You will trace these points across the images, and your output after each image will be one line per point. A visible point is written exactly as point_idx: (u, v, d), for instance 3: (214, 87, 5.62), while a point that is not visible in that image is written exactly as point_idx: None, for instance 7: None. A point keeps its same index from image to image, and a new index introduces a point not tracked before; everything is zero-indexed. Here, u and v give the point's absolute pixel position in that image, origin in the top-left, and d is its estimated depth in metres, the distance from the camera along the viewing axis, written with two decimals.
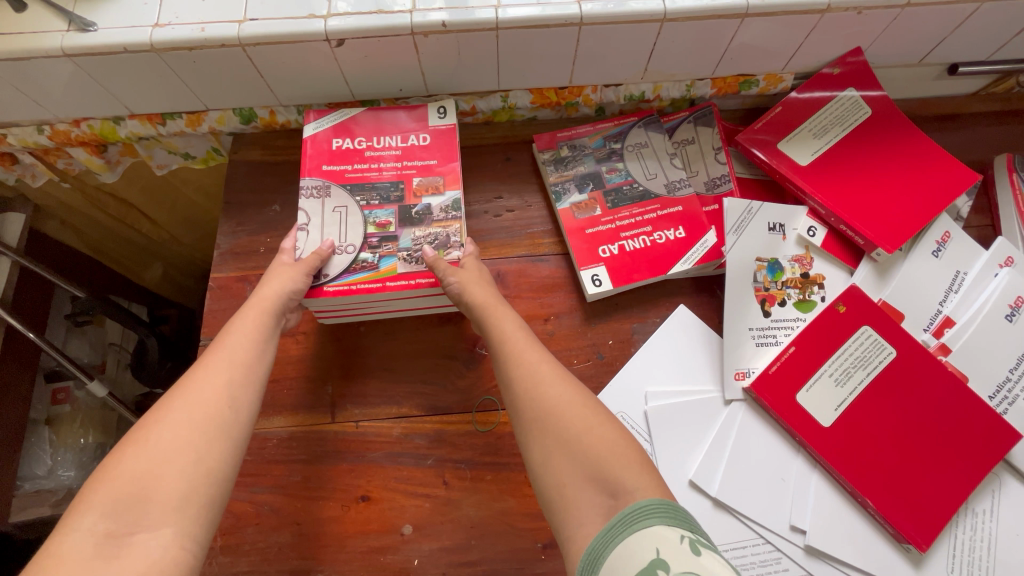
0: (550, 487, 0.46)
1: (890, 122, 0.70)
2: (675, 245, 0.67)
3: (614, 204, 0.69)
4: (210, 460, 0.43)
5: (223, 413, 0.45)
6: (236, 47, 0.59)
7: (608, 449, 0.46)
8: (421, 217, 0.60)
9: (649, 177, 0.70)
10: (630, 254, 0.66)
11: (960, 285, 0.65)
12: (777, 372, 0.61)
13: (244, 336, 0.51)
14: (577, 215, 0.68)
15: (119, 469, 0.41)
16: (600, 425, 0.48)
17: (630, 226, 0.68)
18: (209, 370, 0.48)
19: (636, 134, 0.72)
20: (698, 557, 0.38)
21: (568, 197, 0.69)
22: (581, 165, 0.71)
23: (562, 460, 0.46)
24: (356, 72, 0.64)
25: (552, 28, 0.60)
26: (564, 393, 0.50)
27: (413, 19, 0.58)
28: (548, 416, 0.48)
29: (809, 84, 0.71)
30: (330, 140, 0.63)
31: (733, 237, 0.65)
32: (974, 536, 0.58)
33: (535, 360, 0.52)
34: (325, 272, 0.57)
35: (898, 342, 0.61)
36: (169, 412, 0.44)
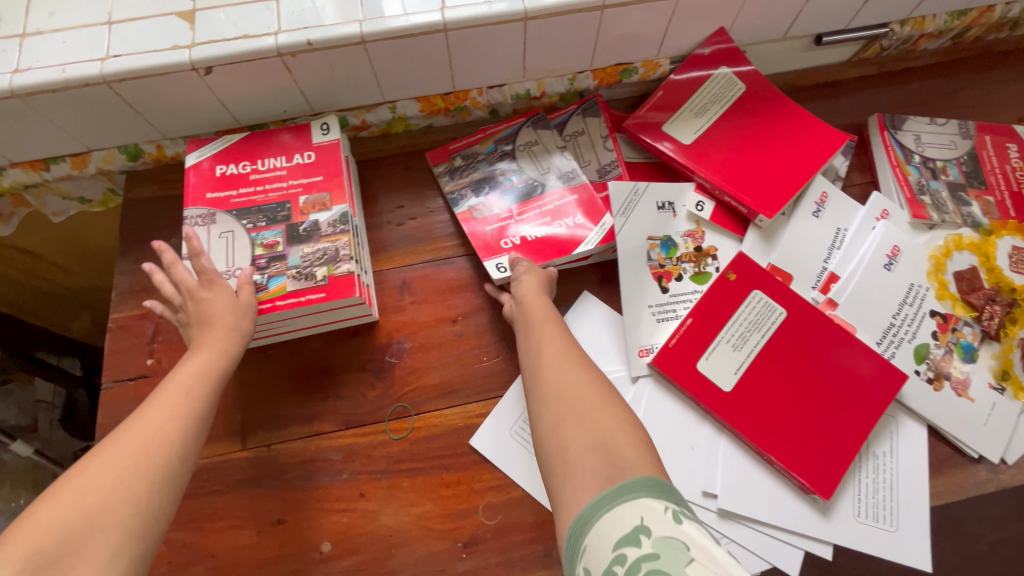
0: (554, 454, 0.46)
1: (764, 94, 0.73)
2: (575, 230, 0.67)
3: (511, 201, 0.70)
4: (149, 512, 0.41)
5: (169, 459, 0.44)
6: (101, 85, 0.59)
7: (618, 428, 0.46)
8: (309, 234, 0.60)
9: (543, 172, 0.71)
10: (530, 243, 0.67)
11: (842, 241, 0.68)
12: (677, 344, 0.63)
13: (193, 374, 0.50)
14: (480, 216, 0.69)
15: (47, 515, 0.38)
16: (615, 408, 0.48)
17: (529, 219, 0.68)
18: (157, 413, 0.46)
19: (525, 134, 0.74)
20: (681, 525, 0.38)
21: (464, 202, 0.71)
22: (475, 171, 0.73)
23: (568, 432, 0.46)
24: (234, 98, 0.64)
25: (419, 37, 0.61)
26: (586, 374, 0.51)
27: (277, 40, 0.59)
28: (563, 392, 0.49)
29: (685, 66, 0.74)
30: (214, 168, 0.62)
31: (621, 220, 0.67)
32: (877, 478, 0.60)
33: (563, 348, 0.53)
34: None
35: (787, 303, 0.64)
36: (109, 455, 0.43)
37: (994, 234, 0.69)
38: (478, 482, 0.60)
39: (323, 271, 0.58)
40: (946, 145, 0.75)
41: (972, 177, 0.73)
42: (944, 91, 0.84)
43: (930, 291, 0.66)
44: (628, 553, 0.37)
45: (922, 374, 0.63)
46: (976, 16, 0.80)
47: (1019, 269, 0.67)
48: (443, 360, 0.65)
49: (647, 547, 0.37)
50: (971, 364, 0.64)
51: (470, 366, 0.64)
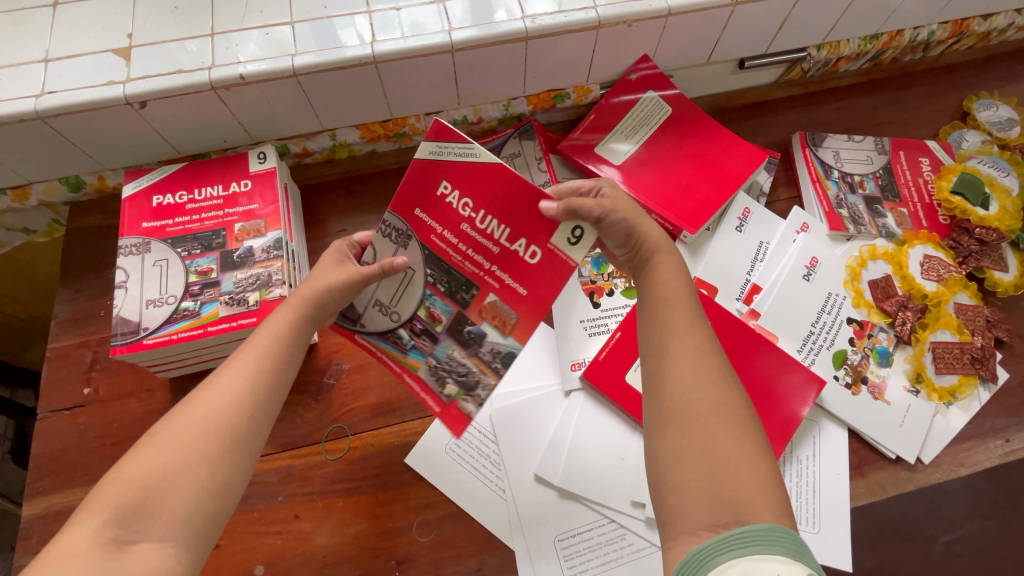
0: (666, 478, 0.41)
1: (689, 116, 0.77)
2: (476, 190, 0.51)
3: (468, 273, 0.54)
4: (222, 473, 0.41)
5: (240, 421, 0.43)
6: (36, 120, 0.60)
7: (751, 472, 0.39)
8: (242, 260, 0.61)
9: (412, 283, 0.54)
10: (517, 230, 0.51)
11: (764, 254, 0.71)
12: (606, 357, 0.65)
13: (275, 330, 0.48)
14: (519, 314, 0.54)
15: (134, 467, 0.40)
16: (750, 435, 0.41)
17: (489, 242, 0.52)
18: (231, 371, 0.45)
19: (377, 318, 0.56)
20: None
21: (494, 335, 0.55)
22: (454, 356, 0.55)
23: (689, 463, 0.40)
24: (172, 130, 0.66)
25: (350, 68, 0.64)
26: (721, 389, 0.42)
27: (210, 74, 0.61)
28: (687, 409, 0.42)
29: (614, 90, 0.77)
30: (151, 198, 0.64)
31: (466, 148, 0.50)
32: (800, 481, 0.62)
33: (697, 342, 0.44)
34: (142, 326, 0.58)
35: (711, 314, 0.66)
36: (190, 411, 0.43)
37: (907, 244, 0.73)
38: (413, 499, 0.61)
39: (255, 297, 0.60)
40: (863, 160, 0.79)
41: (887, 190, 0.77)
42: (863, 109, 0.89)
43: (847, 299, 0.69)
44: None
45: (841, 379, 0.66)
46: (887, 40, 0.85)
47: (930, 276, 0.71)
48: (381, 380, 0.66)
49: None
50: (887, 368, 0.67)
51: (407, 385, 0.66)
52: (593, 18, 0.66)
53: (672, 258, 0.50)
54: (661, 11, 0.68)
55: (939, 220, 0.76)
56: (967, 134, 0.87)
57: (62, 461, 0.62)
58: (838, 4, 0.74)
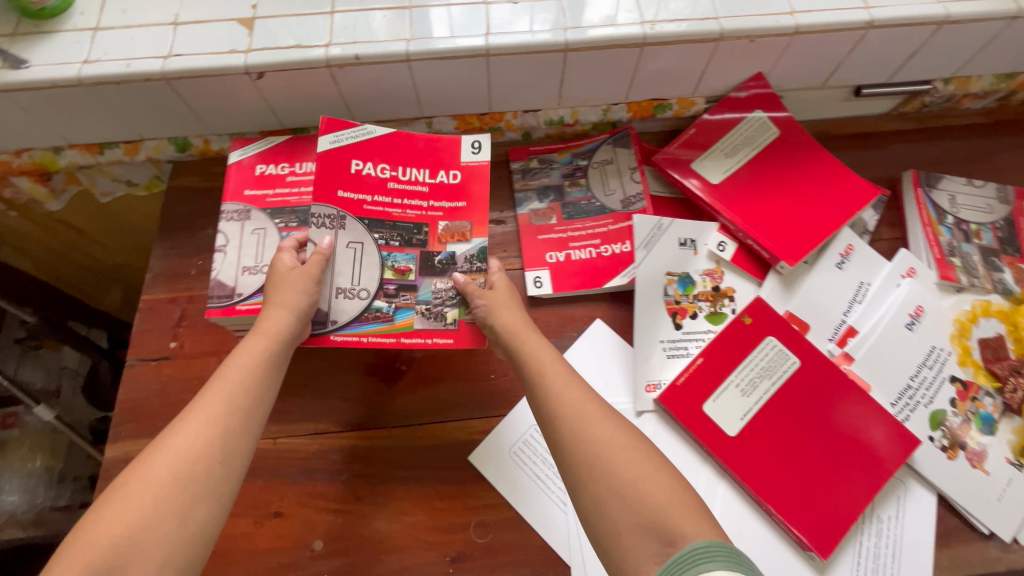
0: (603, 530, 0.45)
1: (796, 141, 0.73)
2: (373, 157, 0.64)
3: (406, 218, 0.64)
4: (192, 521, 0.43)
5: (207, 468, 0.45)
6: (161, 81, 0.62)
7: (668, 498, 0.45)
8: (444, 267, 0.64)
9: (364, 254, 0.62)
10: (425, 165, 0.66)
11: (864, 296, 0.67)
12: (684, 383, 0.63)
13: (245, 372, 0.52)
14: (470, 221, 0.65)
15: (101, 526, 0.41)
16: (651, 461, 0.48)
17: (410, 184, 0.65)
18: (199, 416, 0.47)
19: (346, 307, 0.61)
20: None
21: (458, 250, 0.64)
22: (438, 286, 0.63)
23: (615, 508, 0.45)
24: (281, 102, 0.67)
25: (462, 59, 0.64)
26: (614, 434, 0.49)
27: (327, 52, 0.62)
28: (598, 457, 0.48)
29: (720, 107, 0.74)
30: (308, 162, 0.66)
31: (359, 134, 0.64)
32: (879, 543, 0.59)
33: (578, 395, 0.52)
34: (237, 292, 0.60)
35: (801, 352, 0.63)
36: (154, 461, 0.44)
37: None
38: (473, 498, 0.60)
39: (453, 314, 0.62)
40: (982, 208, 0.74)
41: (1007, 243, 0.72)
42: (985, 152, 0.82)
43: (952, 356, 0.64)
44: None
45: (936, 441, 0.61)
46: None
47: None
48: (452, 374, 0.65)
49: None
50: (989, 436, 0.62)
51: (477, 382, 0.65)
52: (713, 30, 0.64)
53: (533, 328, 0.59)
54: (788, 29, 0.64)
55: None
56: None
57: (144, 410, 0.64)
58: (981, 37, 0.69)
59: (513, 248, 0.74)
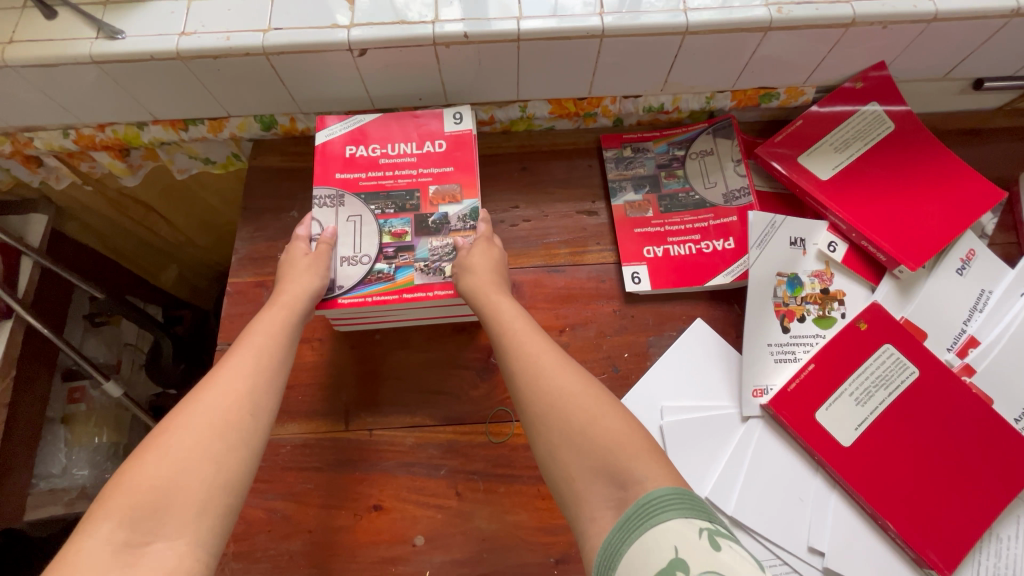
0: (559, 481, 0.45)
1: (913, 137, 0.69)
2: (361, 140, 0.63)
3: (398, 188, 0.61)
4: (229, 470, 0.41)
5: (244, 420, 0.43)
6: (260, 56, 0.59)
7: (622, 443, 0.44)
8: (438, 227, 0.59)
9: (360, 229, 0.59)
10: (411, 138, 0.63)
11: (985, 304, 0.63)
12: (795, 389, 0.60)
13: (268, 336, 0.49)
14: (459, 183, 0.61)
15: (138, 474, 0.38)
16: (607, 411, 0.46)
17: (401, 157, 0.62)
18: (230, 372, 0.45)
19: (348, 273, 0.56)
20: (718, 553, 0.35)
21: (448, 214, 0.60)
22: (434, 242, 0.58)
23: (569, 456, 0.45)
24: (377, 81, 0.64)
25: (573, 40, 0.60)
26: (568, 383, 0.48)
27: (434, 29, 0.58)
28: (552, 408, 0.47)
29: (831, 98, 0.70)
30: (344, 148, 0.62)
31: (351, 122, 0.63)
32: (999, 563, 0.56)
33: (538, 347, 0.51)
34: (337, 283, 0.56)
35: (921, 362, 0.60)
36: (188, 416, 0.42)
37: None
38: None
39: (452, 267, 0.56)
40: None
41: None
42: None
43: None
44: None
45: None
46: None
47: None
48: None
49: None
50: None
51: None
52: (846, 14, 0.59)
53: (502, 283, 0.56)
54: (926, 15, 0.60)
55: None
56: None
57: None
58: None
59: (606, 241, 0.71)
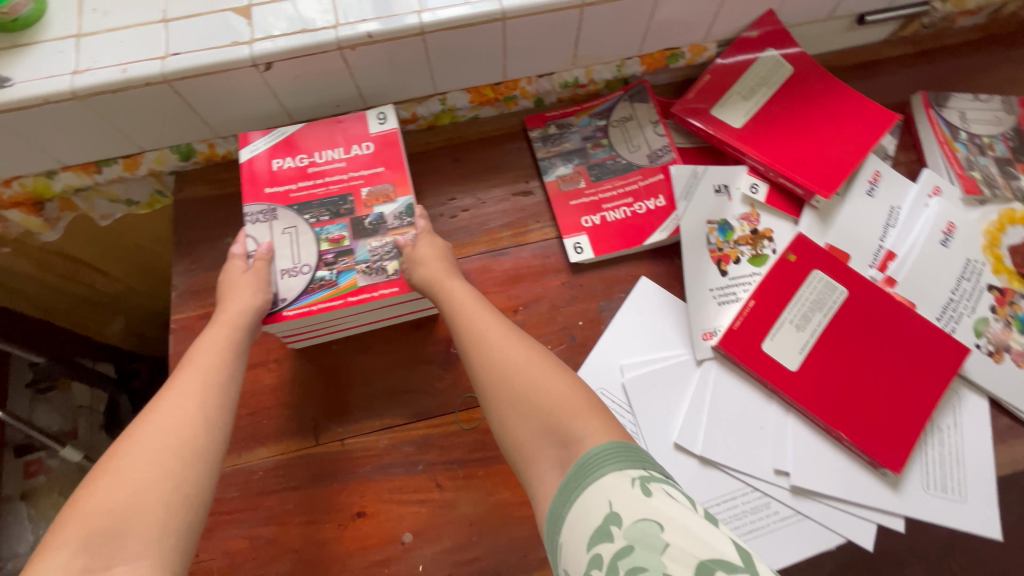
0: (510, 449, 0.47)
1: (811, 75, 0.73)
2: (286, 152, 0.61)
3: (331, 194, 0.59)
4: (187, 485, 0.41)
5: (196, 437, 0.44)
6: (162, 84, 0.58)
7: (565, 405, 0.46)
8: (375, 227, 0.58)
9: (297, 241, 0.57)
10: (336, 143, 0.61)
11: (897, 219, 0.68)
12: (741, 326, 0.63)
13: (214, 355, 0.49)
14: (392, 181, 0.60)
15: (90, 502, 0.38)
16: (553, 378, 0.48)
17: (329, 164, 0.61)
18: (177, 393, 0.46)
19: (290, 285, 0.55)
20: (650, 498, 0.39)
21: (385, 214, 0.58)
22: (373, 241, 0.57)
23: (517, 423, 0.47)
24: (289, 93, 0.64)
25: (477, 26, 0.61)
26: (514, 355, 0.49)
27: (337, 33, 0.58)
28: (498, 380, 0.48)
29: (732, 49, 0.74)
30: (271, 162, 0.60)
31: (275, 135, 0.62)
32: (944, 450, 0.61)
33: (488, 324, 0.52)
34: (280, 296, 0.55)
35: (848, 282, 0.64)
36: (138, 439, 0.42)
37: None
38: None
39: (394, 265, 0.56)
40: (991, 121, 0.76)
41: (1018, 152, 0.74)
42: (981, 67, 0.83)
43: (986, 266, 0.67)
44: (602, 549, 0.38)
45: (982, 348, 0.64)
46: None
47: None
48: None
49: (619, 540, 0.37)
50: None
51: None
52: None
53: (455, 269, 0.56)
54: None
55: None
56: None
57: None
58: None
59: (545, 218, 0.72)
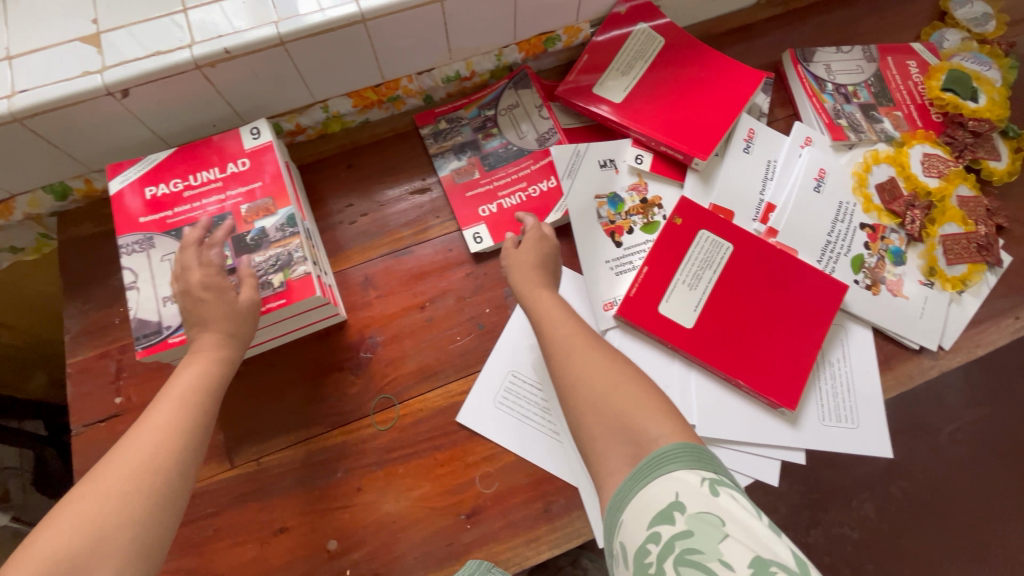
0: (582, 442, 0.48)
1: (682, 45, 0.76)
2: (162, 178, 0.60)
3: (210, 215, 0.58)
4: (152, 528, 0.40)
5: (165, 476, 0.42)
6: (12, 123, 0.56)
7: (641, 406, 0.46)
8: (257, 242, 0.57)
9: (178, 267, 0.56)
10: (211, 164, 0.60)
11: (774, 172, 0.72)
12: (637, 293, 0.66)
13: (187, 385, 0.48)
14: (271, 195, 0.59)
15: (48, 544, 0.37)
16: (631, 381, 0.49)
17: (205, 185, 0.60)
18: (151, 428, 0.44)
19: (174, 311, 0.55)
20: (717, 498, 0.40)
21: (266, 228, 0.58)
22: (257, 254, 0.57)
23: (591, 420, 0.47)
24: (157, 118, 0.62)
25: (337, 31, 0.60)
26: (593, 359, 0.50)
27: (192, 52, 0.57)
28: (577, 381, 0.49)
29: (605, 27, 0.76)
30: (144, 190, 0.59)
31: (145, 163, 0.60)
32: (835, 383, 0.66)
33: (569, 328, 0.53)
34: (163, 324, 0.54)
35: (733, 237, 0.67)
36: (106, 476, 0.41)
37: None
38: (472, 455, 0.62)
39: (280, 277, 0.56)
40: (854, 70, 0.80)
41: (880, 96, 0.78)
42: (849, 20, 0.86)
43: (857, 206, 0.71)
44: (662, 530, 0.39)
45: (861, 282, 0.68)
46: None
47: (931, 173, 0.73)
48: (418, 346, 0.66)
49: (681, 524, 0.39)
50: (902, 266, 0.70)
51: (446, 347, 0.66)
52: None
53: (541, 279, 0.59)
54: None
55: (933, 119, 0.78)
56: (947, 33, 0.85)
57: None
58: None
59: (445, 212, 0.73)
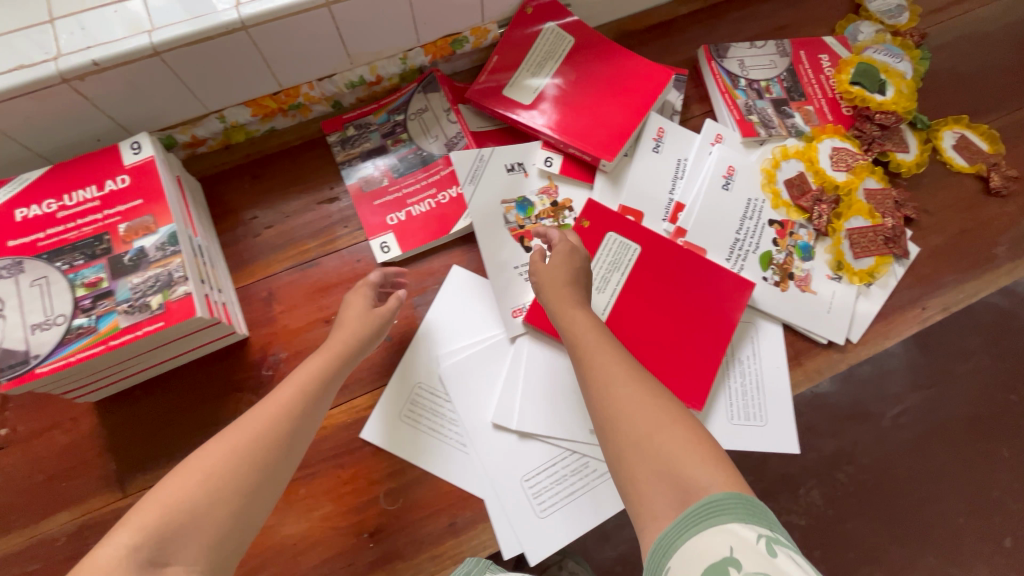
0: (622, 482, 0.43)
1: (592, 43, 0.75)
2: (35, 199, 0.57)
3: (85, 235, 0.56)
4: (247, 510, 0.42)
5: (267, 456, 0.44)
6: None
7: (688, 448, 0.41)
8: (135, 263, 0.55)
9: (48, 292, 0.53)
10: (88, 181, 0.58)
11: (684, 170, 0.72)
12: None
13: (308, 376, 0.52)
14: (152, 212, 0.57)
15: (165, 494, 0.40)
16: (677, 420, 0.44)
17: (80, 205, 0.57)
18: (273, 405, 0.48)
19: (43, 338, 0.52)
20: (774, 559, 0.33)
21: (145, 247, 0.56)
22: (134, 275, 0.54)
23: (633, 458, 0.43)
24: (30, 134, 0.59)
25: (216, 39, 0.57)
26: (635, 393, 0.46)
27: (57, 66, 0.54)
28: (616, 415, 0.45)
29: (512, 27, 0.74)
30: (14, 212, 0.56)
31: (17, 183, 0.57)
32: (745, 381, 0.66)
33: (608, 358, 0.49)
34: (31, 353, 0.51)
35: (640, 238, 0.67)
36: (231, 440, 0.44)
37: (937, 133, 0.78)
38: (377, 472, 0.60)
39: (158, 299, 0.53)
40: (768, 65, 0.80)
41: (792, 91, 0.78)
42: (766, 14, 0.85)
43: (766, 202, 0.71)
44: None
45: (770, 279, 0.69)
46: None
47: (840, 167, 0.73)
48: None
49: None
50: (810, 262, 0.70)
51: None
52: None
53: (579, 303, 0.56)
54: None
55: (843, 113, 0.78)
56: (861, 25, 0.83)
57: None
58: None
59: (353, 222, 0.72)
